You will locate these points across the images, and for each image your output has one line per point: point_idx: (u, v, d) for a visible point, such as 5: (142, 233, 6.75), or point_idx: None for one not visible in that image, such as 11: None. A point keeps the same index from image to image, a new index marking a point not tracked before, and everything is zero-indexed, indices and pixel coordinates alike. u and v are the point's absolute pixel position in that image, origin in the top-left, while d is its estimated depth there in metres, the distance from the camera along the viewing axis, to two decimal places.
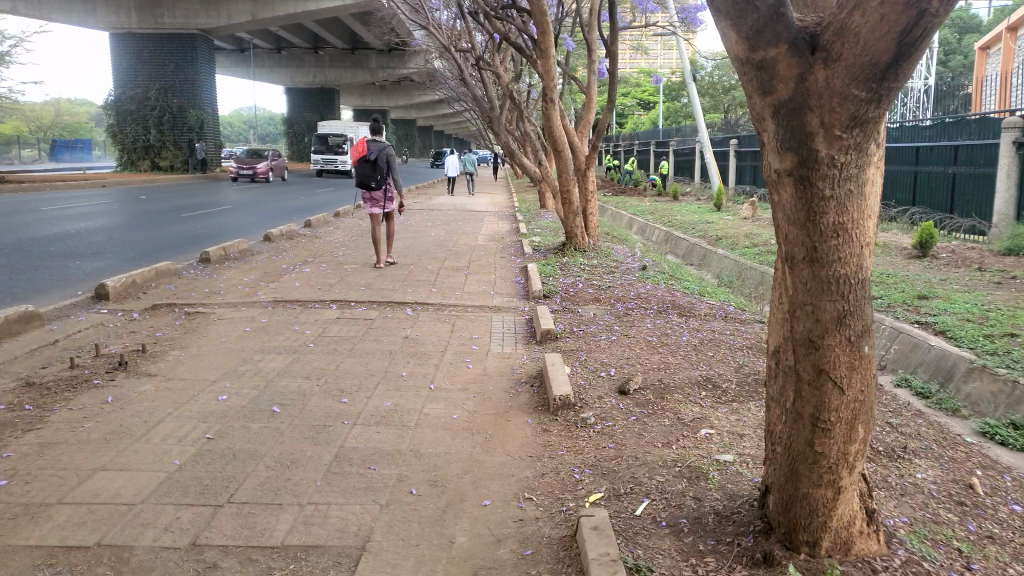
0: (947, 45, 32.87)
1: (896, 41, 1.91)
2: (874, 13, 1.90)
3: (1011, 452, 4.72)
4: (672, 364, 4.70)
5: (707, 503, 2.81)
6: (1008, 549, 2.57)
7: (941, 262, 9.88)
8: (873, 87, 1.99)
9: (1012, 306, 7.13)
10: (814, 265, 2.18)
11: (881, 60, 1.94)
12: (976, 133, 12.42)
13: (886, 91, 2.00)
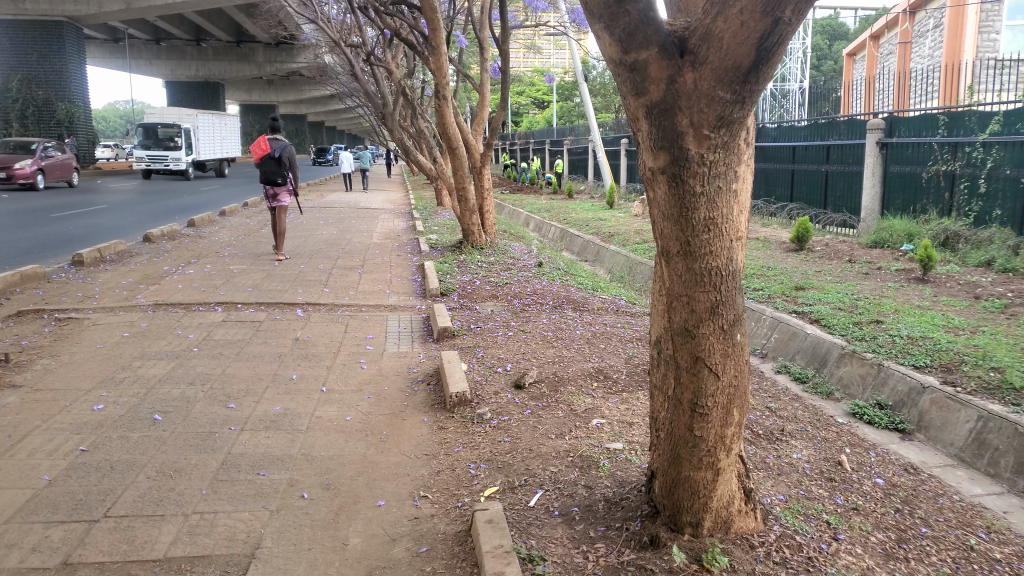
0: (819, 51, 34.99)
1: (755, 46, 2.01)
2: (735, 19, 1.99)
3: (877, 431, 5.15)
4: (566, 357, 4.79)
5: (597, 491, 2.89)
6: (870, 519, 2.78)
7: (816, 254, 10.52)
8: (737, 89, 2.09)
9: (878, 295, 7.67)
10: (688, 258, 2.28)
11: (743, 64, 2.05)
12: (845, 133, 13.27)
13: (748, 93, 2.11)
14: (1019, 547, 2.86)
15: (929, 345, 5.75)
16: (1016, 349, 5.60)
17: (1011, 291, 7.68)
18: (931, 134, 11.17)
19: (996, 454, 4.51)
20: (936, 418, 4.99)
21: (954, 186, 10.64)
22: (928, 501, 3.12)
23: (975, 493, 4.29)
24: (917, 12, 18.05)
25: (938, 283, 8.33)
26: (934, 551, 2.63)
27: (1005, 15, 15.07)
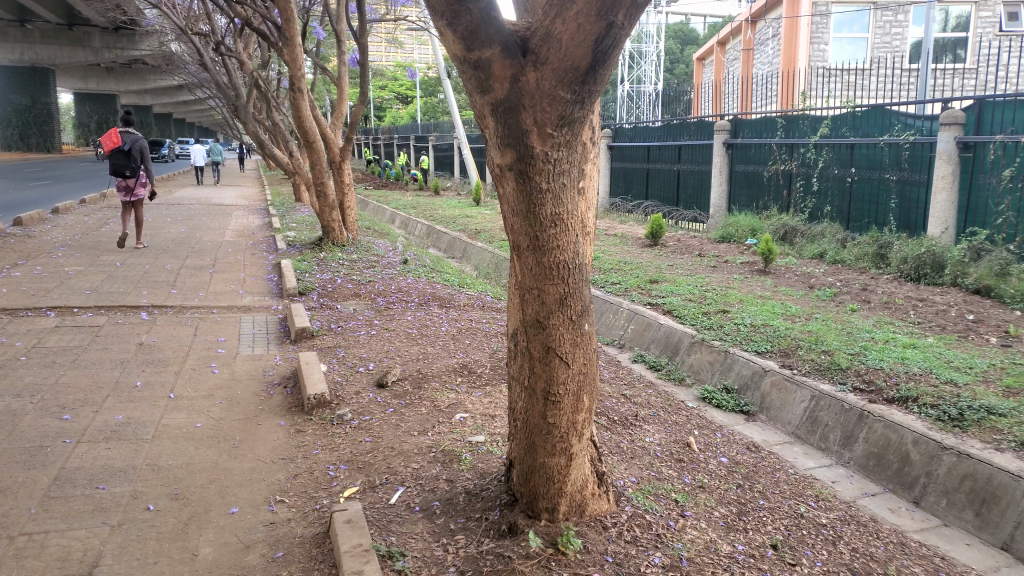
0: (672, 55, 36.80)
1: (591, 49, 2.09)
2: (572, 21, 2.05)
3: (724, 413, 5.51)
4: (430, 354, 4.80)
5: (459, 483, 2.92)
6: (714, 495, 2.97)
7: (669, 249, 11.07)
8: (576, 89, 2.17)
9: (725, 287, 8.18)
10: (537, 252, 2.35)
11: (581, 65, 2.12)
12: (695, 135, 14.05)
13: (586, 93, 2.19)
14: (843, 513, 3.15)
15: (769, 332, 6.20)
16: (843, 334, 6.14)
17: (840, 281, 8.41)
18: (770, 136, 12.06)
19: (826, 430, 4.94)
20: (776, 399, 5.40)
21: (791, 185, 11.52)
22: (766, 476, 3.38)
23: (809, 466, 4.68)
24: (758, 22, 19.35)
25: (777, 274, 8.99)
26: (770, 521, 2.85)
27: (832, 28, 16.62)
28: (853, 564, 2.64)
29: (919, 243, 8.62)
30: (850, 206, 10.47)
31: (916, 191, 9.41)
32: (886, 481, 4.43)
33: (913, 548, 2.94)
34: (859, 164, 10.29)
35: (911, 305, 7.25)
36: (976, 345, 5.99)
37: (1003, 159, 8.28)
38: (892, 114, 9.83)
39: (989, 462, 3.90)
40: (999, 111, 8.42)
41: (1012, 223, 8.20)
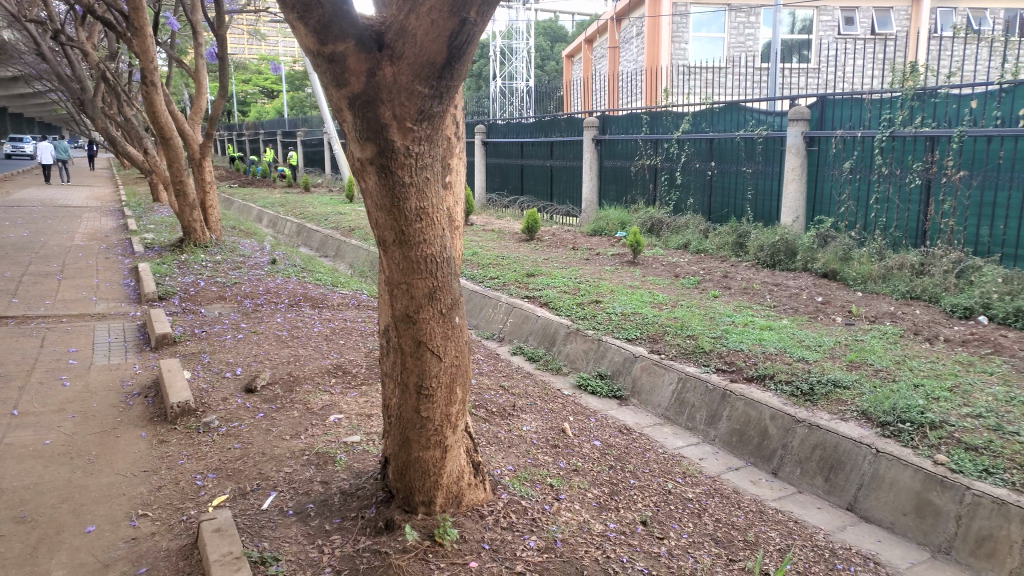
0: (542, 52, 37.41)
1: (447, 44, 2.09)
2: (426, 17, 2.04)
3: (598, 399, 5.71)
4: (303, 355, 4.68)
5: (334, 484, 2.87)
6: (588, 477, 3.07)
7: (544, 243, 11.29)
8: (434, 84, 2.16)
9: (597, 278, 8.44)
10: (403, 246, 2.34)
11: (437, 60, 2.11)
12: (565, 131, 14.42)
13: (444, 88, 2.18)
14: (708, 487, 3.34)
15: (639, 319, 6.46)
16: (707, 319, 6.49)
17: (703, 269, 8.87)
18: (636, 132, 12.55)
19: (693, 410, 5.20)
20: (646, 382, 5.64)
21: (657, 179, 12.04)
22: (637, 456, 3.53)
23: (678, 445, 4.92)
24: (623, 21, 20.04)
25: (646, 264, 9.36)
26: (640, 498, 2.98)
27: (692, 28, 17.44)
28: (716, 534, 2.80)
29: (773, 231, 9.23)
30: (710, 198, 11.06)
31: (770, 182, 10.08)
32: (748, 455, 4.71)
33: (770, 514, 3.15)
34: (718, 158, 10.88)
35: (767, 290, 7.75)
36: (824, 324, 6.48)
37: (843, 152, 9.03)
38: (746, 111, 10.46)
39: (836, 430, 4.24)
40: (839, 108, 9.15)
41: (853, 212, 8.96)
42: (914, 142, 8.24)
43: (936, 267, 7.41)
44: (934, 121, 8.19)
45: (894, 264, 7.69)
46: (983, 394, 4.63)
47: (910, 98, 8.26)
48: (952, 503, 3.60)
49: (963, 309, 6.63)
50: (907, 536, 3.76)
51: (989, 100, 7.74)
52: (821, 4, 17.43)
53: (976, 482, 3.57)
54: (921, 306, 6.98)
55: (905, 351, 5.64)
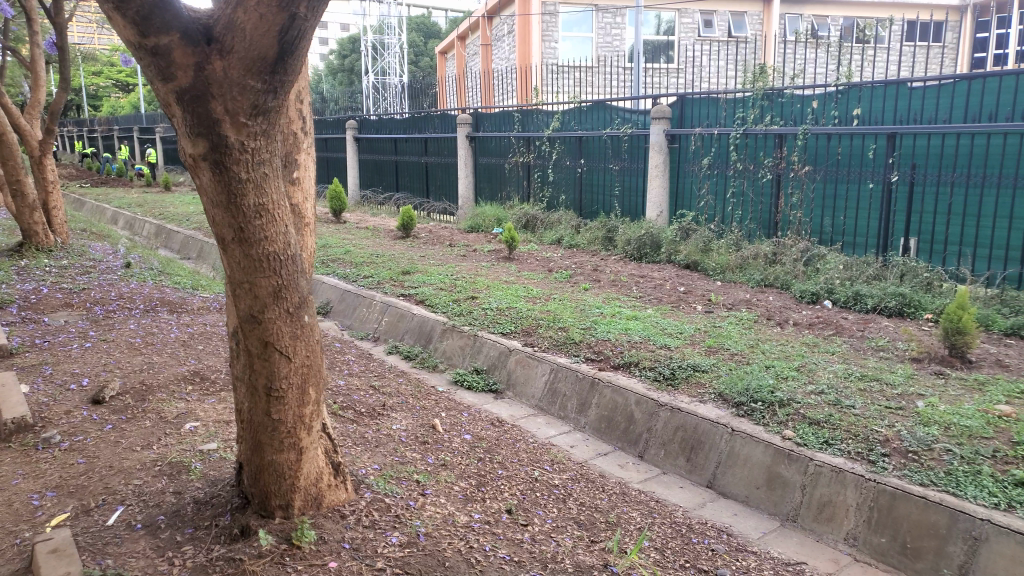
0: (415, 47, 37.07)
1: (277, 40, 2.01)
2: (254, 11, 1.96)
3: (474, 393, 5.77)
4: (158, 363, 4.45)
5: (188, 494, 2.76)
6: (455, 471, 3.09)
7: (420, 240, 11.24)
8: (267, 79, 2.08)
9: (472, 274, 8.50)
10: (243, 245, 2.25)
11: (268, 56, 2.04)
12: (439, 127, 14.43)
13: (279, 83, 2.11)
14: (575, 473, 3.45)
15: (513, 314, 6.57)
16: (577, 311, 6.67)
17: (575, 263, 9.11)
18: (508, 129, 12.75)
19: (565, 400, 5.35)
20: (520, 375, 5.74)
21: (530, 176, 12.28)
22: (507, 447, 3.59)
23: (550, 434, 5.04)
24: (494, 18, 20.21)
25: (521, 259, 9.51)
26: (506, 488, 3.04)
27: (561, 27, 17.82)
28: (579, 517, 2.90)
29: (640, 226, 9.60)
30: (581, 194, 11.40)
31: (636, 179, 10.48)
32: (616, 440, 4.90)
33: (633, 495, 3.30)
34: (587, 155, 11.22)
35: (634, 281, 8.05)
36: (686, 313, 6.82)
37: (702, 149, 9.53)
38: (612, 109, 10.83)
39: (695, 412, 4.49)
40: (697, 107, 9.62)
41: (712, 205, 9.50)
42: (764, 139, 8.88)
43: (786, 256, 7.95)
44: (782, 120, 8.83)
45: (749, 255, 8.17)
46: (825, 371, 5.04)
47: (760, 98, 8.88)
48: (798, 474, 3.88)
49: (810, 294, 7.15)
50: (759, 507, 4.01)
51: (828, 101, 8.43)
52: (682, 7, 18.26)
53: (818, 453, 3.87)
54: (773, 292, 7.48)
55: (758, 335, 6.04)
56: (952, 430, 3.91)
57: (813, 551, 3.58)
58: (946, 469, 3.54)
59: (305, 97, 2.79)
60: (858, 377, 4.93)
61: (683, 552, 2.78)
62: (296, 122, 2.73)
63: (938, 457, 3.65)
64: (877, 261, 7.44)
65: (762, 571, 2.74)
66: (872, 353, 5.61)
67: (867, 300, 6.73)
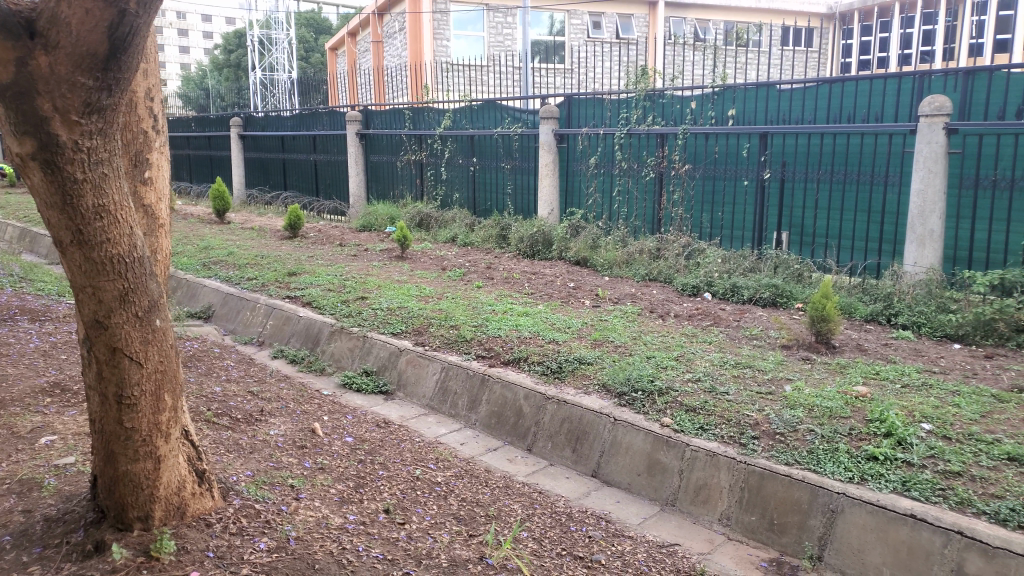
0: (305, 43, 35.99)
1: (107, 35, 1.92)
2: (79, 6, 1.86)
3: (363, 395, 5.70)
4: (13, 374, 4.16)
5: (38, 512, 2.60)
6: (333, 474, 3.06)
7: (308, 240, 10.97)
8: (99, 76, 1.99)
9: (363, 274, 8.37)
10: (83, 247, 2.14)
11: (99, 52, 1.94)
12: (327, 125, 14.16)
13: (113, 81, 2.02)
14: (459, 469, 3.48)
15: (404, 313, 6.53)
16: (468, 309, 6.71)
17: (467, 261, 9.14)
18: (399, 127, 12.68)
19: (455, 398, 5.36)
20: (410, 375, 5.72)
21: (423, 174, 12.24)
22: (391, 448, 3.57)
23: (441, 433, 5.04)
24: (385, 15, 20.02)
25: (413, 258, 9.46)
26: (386, 488, 3.03)
27: (452, 26, 17.83)
28: (459, 513, 2.93)
29: (531, 223, 9.72)
30: (474, 192, 11.48)
31: (528, 177, 10.64)
32: (505, 435, 4.96)
33: (515, 488, 3.36)
34: (479, 154, 11.31)
35: (525, 279, 8.15)
36: (575, 308, 6.97)
37: (588, 148, 9.82)
38: (503, 108, 10.96)
39: (580, 404, 4.60)
40: (583, 107, 9.93)
41: (599, 203, 9.76)
42: (647, 138, 9.21)
43: (669, 251, 8.24)
44: (663, 120, 9.17)
45: (635, 251, 8.42)
46: (702, 360, 5.28)
47: (642, 99, 9.18)
48: (675, 460, 4.05)
49: (691, 287, 7.45)
50: (640, 494, 4.16)
51: (705, 102, 8.86)
52: (571, 9, 18.63)
53: (694, 438, 4.05)
54: (658, 286, 7.75)
55: (642, 328, 6.24)
56: (814, 411, 4.18)
57: (689, 533, 3.75)
58: (808, 448, 3.78)
59: (157, 93, 2.74)
60: (733, 364, 5.19)
61: (560, 540, 2.86)
62: (147, 119, 2.69)
63: (802, 437, 3.90)
64: (752, 254, 7.83)
65: (635, 554, 2.85)
66: (746, 341, 5.92)
67: (743, 291, 7.09)
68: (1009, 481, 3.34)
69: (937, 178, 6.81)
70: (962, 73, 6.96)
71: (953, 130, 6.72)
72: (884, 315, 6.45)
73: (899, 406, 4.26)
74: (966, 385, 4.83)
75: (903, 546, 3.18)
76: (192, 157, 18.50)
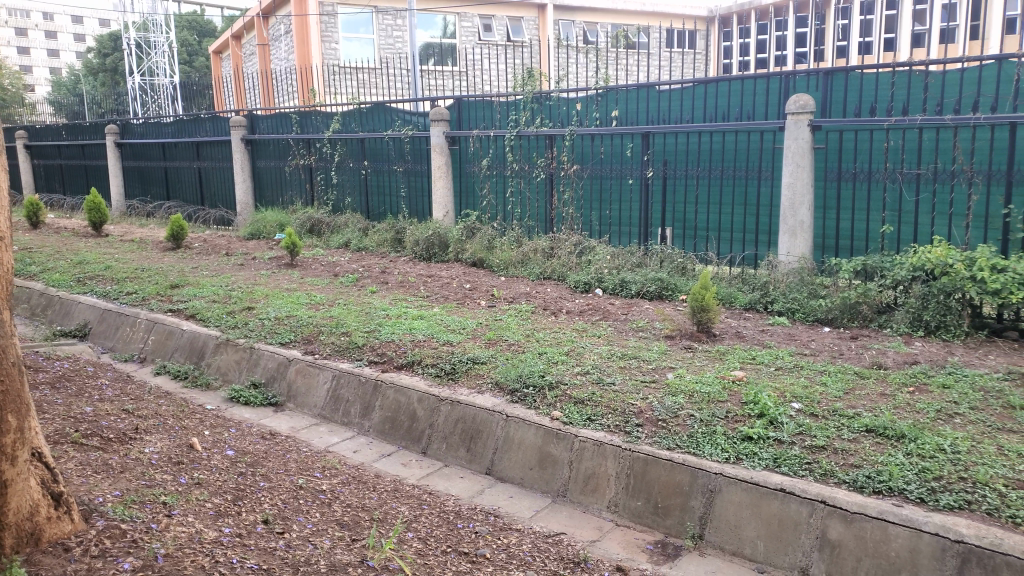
0: (187, 46, 34.45)
1: None
2: None
3: (252, 408, 5.55)
4: None
5: None
6: (210, 488, 2.97)
7: (193, 251, 10.55)
8: None
9: (251, 284, 8.14)
10: None
11: None
12: (211, 131, 13.68)
13: None
14: (346, 476, 3.46)
15: (293, 322, 6.39)
16: (361, 314, 6.64)
17: (361, 267, 9.03)
18: (287, 131, 12.43)
19: (348, 405, 5.30)
20: (301, 386, 5.62)
21: (313, 179, 12.01)
22: (275, 459, 3.50)
23: (333, 442, 4.97)
24: (270, 18, 19.52)
25: (305, 266, 9.26)
26: (267, 499, 2.97)
27: (340, 28, 17.55)
28: (342, 518, 2.91)
29: (426, 226, 9.70)
30: (366, 197, 11.36)
31: (421, 179, 10.63)
32: (400, 439, 4.94)
33: (404, 491, 3.38)
34: (371, 157, 11.20)
35: (420, 282, 8.13)
36: (470, 309, 7.01)
37: (479, 150, 9.91)
38: (393, 111, 10.91)
39: (473, 403, 4.64)
40: (473, 109, 10.06)
41: (493, 204, 9.90)
42: (536, 139, 9.38)
43: (562, 249, 8.40)
44: (550, 121, 9.38)
45: (529, 250, 8.53)
46: (591, 354, 5.43)
47: (530, 101, 9.32)
48: (565, 451, 4.15)
49: (583, 284, 7.62)
50: (533, 488, 4.24)
51: (590, 103, 9.12)
52: (461, 11, 18.71)
53: (582, 430, 4.16)
54: (552, 284, 7.89)
55: (535, 325, 6.35)
56: (694, 396, 4.38)
57: (578, 522, 3.85)
58: (687, 432, 3.96)
59: None
60: (620, 356, 5.37)
61: (446, 538, 2.91)
62: None
63: (682, 422, 4.08)
64: (639, 250, 8.09)
65: (520, 546, 2.95)
66: (633, 333, 6.13)
67: (631, 286, 7.32)
68: (866, 451, 3.61)
69: (804, 172, 7.24)
70: (822, 73, 7.42)
71: (817, 126, 7.16)
72: (761, 303, 6.82)
73: (771, 387, 4.52)
74: (833, 364, 5.17)
75: (774, 519, 3.38)
76: (63, 167, 17.44)
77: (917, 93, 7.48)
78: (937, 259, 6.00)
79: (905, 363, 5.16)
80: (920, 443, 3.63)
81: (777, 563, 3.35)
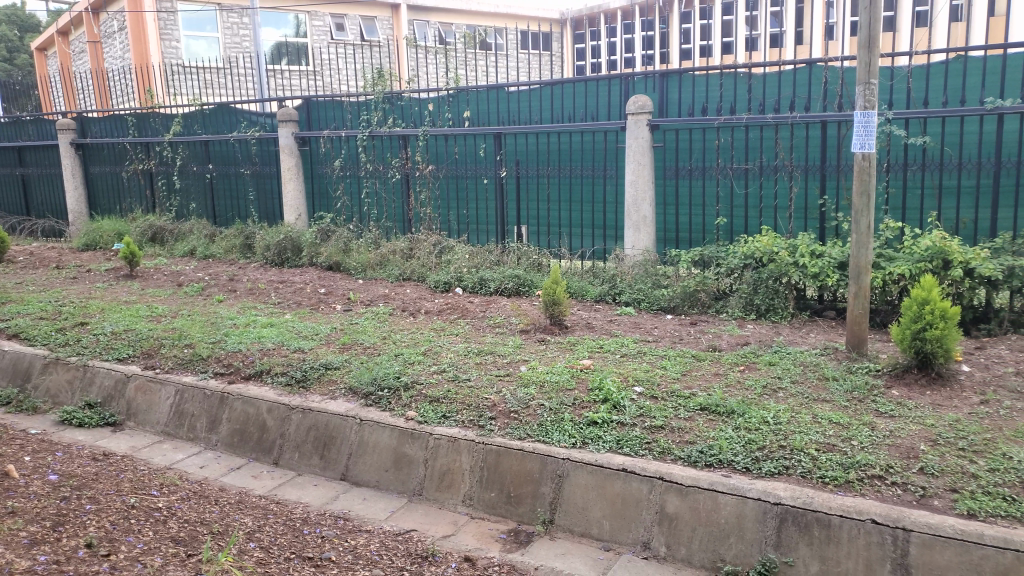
0: (7, 42, 31.47)
1: None
2: None
3: (86, 430, 5.19)
4: None
5: None
6: (28, 516, 2.78)
7: (17, 264, 9.69)
8: None
9: (84, 298, 7.58)
10: None
11: None
12: (35, 135, 12.61)
13: None
14: (186, 492, 3.33)
15: (131, 336, 6.03)
16: (207, 325, 6.36)
17: (208, 275, 8.63)
18: (122, 134, 11.68)
19: (193, 420, 5.07)
20: (141, 403, 5.32)
21: (154, 184, 11.34)
22: (106, 480, 3.32)
23: (176, 459, 4.74)
24: (101, 13, 18.26)
25: (146, 276, 8.73)
26: (94, 522, 2.81)
27: (181, 27, 16.63)
28: (178, 535, 2.81)
29: (277, 230, 9.38)
30: (213, 201, 10.86)
31: (270, 182, 10.30)
32: (250, 451, 4.78)
33: (249, 501, 3.32)
34: (215, 160, 10.73)
35: (272, 288, 7.87)
36: (324, 314, 6.87)
37: (331, 150, 9.74)
38: (238, 112, 10.50)
39: (325, 409, 4.57)
40: (323, 110, 9.87)
41: (348, 206, 9.75)
42: (389, 139, 9.31)
43: (420, 250, 8.37)
44: (403, 121, 9.37)
45: (387, 252, 8.46)
46: (448, 352, 5.48)
47: (381, 101, 9.27)
48: (419, 450, 4.17)
49: (443, 283, 7.66)
50: (389, 489, 4.23)
51: (441, 104, 9.19)
52: (313, 9, 18.18)
53: (436, 427, 4.20)
54: (410, 285, 7.87)
55: (391, 327, 6.32)
56: (545, 387, 4.53)
57: (434, 519, 3.89)
58: (538, 421, 4.09)
59: None
60: (476, 352, 5.45)
61: (289, 545, 2.91)
62: None
63: (533, 412, 4.20)
64: (496, 248, 8.20)
65: (368, 546, 3.01)
66: (490, 329, 6.24)
67: (489, 283, 7.42)
68: (699, 428, 3.87)
69: (645, 170, 7.62)
70: (658, 76, 7.82)
71: (655, 126, 7.53)
72: (610, 295, 7.11)
73: (616, 373, 4.75)
74: (673, 349, 5.50)
75: (617, 498, 3.56)
76: None
77: (743, 93, 8.06)
78: (764, 248, 6.51)
79: (736, 344, 5.56)
80: (746, 417, 3.94)
81: (621, 540, 3.52)
